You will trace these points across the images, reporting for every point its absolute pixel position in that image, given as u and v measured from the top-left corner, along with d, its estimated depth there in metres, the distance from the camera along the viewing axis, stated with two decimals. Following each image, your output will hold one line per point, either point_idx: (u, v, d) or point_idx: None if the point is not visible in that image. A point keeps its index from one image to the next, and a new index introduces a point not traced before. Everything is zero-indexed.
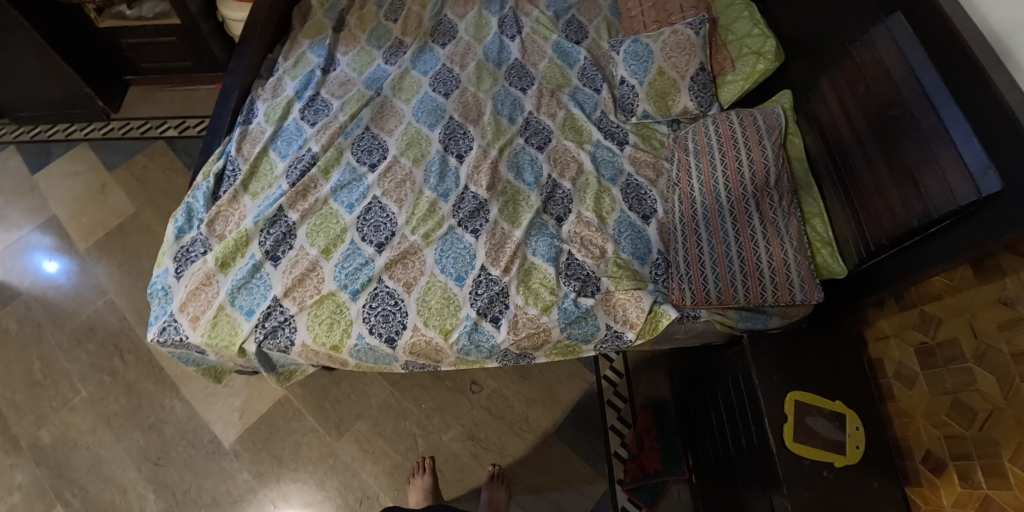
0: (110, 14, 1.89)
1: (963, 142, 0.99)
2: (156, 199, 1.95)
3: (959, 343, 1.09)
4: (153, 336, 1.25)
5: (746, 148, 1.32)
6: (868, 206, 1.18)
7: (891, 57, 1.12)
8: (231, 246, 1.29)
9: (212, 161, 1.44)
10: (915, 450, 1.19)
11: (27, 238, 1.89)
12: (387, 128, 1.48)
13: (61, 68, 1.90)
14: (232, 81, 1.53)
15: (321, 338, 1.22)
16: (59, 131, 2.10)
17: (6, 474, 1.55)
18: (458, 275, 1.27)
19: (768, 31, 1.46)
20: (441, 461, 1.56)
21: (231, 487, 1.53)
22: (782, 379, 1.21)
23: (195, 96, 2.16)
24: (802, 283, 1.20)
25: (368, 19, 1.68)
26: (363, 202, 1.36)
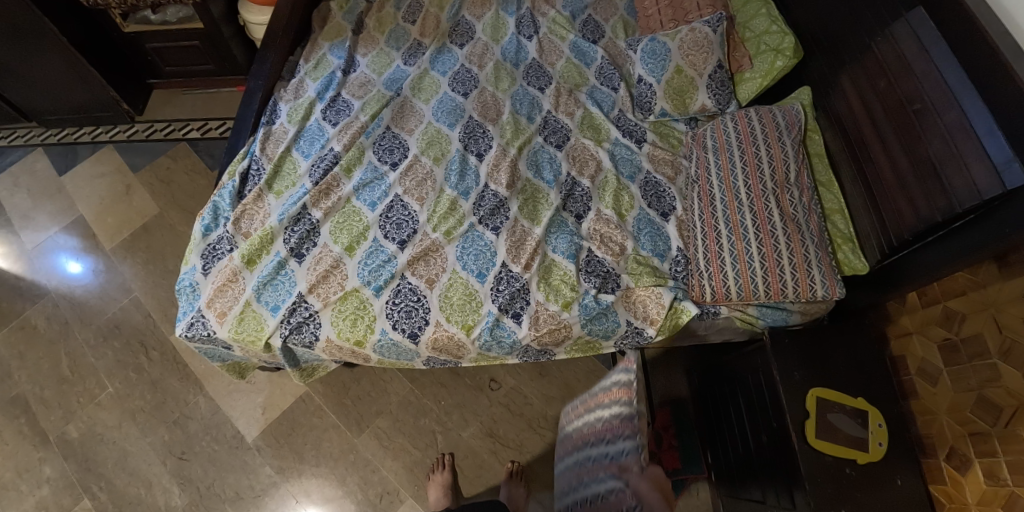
0: (135, 20, 1.94)
1: (987, 136, 0.98)
2: (179, 200, 1.98)
3: (984, 339, 1.08)
4: (181, 332, 1.27)
5: (766, 145, 1.32)
6: (889, 202, 1.18)
7: (913, 52, 1.12)
8: (257, 243, 1.31)
9: (237, 160, 1.47)
10: (939, 448, 1.18)
11: (54, 238, 1.94)
12: (407, 127, 1.50)
13: (87, 71, 1.95)
14: (256, 82, 1.56)
15: (345, 333, 1.24)
16: (85, 134, 2.15)
17: (34, 468, 1.58)
18: (479, 271, 1.29)
19: (786, 28, 1.46)
20: (461, 457, 1.57)
21: (254, 482, 1.55)
22: (803, 375, 1.20)
23: (217, 98, 2.20)
24: (823, 279, 1.20)
25: (387, 21, 1.71)
26: (385, 200, 1.38)
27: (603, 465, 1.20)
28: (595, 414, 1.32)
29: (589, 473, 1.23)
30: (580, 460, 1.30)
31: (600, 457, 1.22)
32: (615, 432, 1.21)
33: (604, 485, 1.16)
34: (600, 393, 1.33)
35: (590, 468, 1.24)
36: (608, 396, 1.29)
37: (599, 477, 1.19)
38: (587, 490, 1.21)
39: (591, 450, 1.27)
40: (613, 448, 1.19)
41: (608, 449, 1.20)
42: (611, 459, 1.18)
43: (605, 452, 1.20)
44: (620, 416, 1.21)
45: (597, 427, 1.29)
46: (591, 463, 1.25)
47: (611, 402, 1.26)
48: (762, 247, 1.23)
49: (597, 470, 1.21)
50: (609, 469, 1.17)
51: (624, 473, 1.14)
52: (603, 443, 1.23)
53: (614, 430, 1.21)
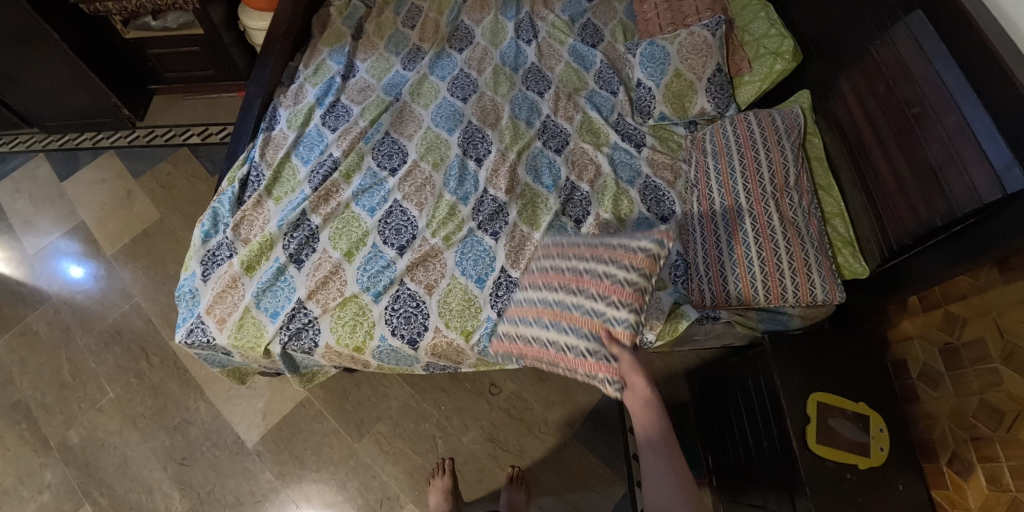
0: (136, 26, 1.97)
1: (987, 140, 0.98)
2: (180, 205, 1.99)
3: (985, 343, 1.08)
4: (181, 338, 1.27)
5: (765, 149, 1.32)
6: (889, 205, 1.18)
7: (912, 55, 1.12)
8: (257, 249, 1.31)
9: (237, 166, 1.47)
10: (940, 453, 1.17)
11: (56, 243, 1.94)
12: (406, 133, 1.50)
13: (88, 77, 1.95)
14: (255, 88, 1.57)
15: (345, 339, 1.24)
16: (86, 139, 2.16)
17: (36, 474, 1.59)
18: (478, 277, 1.29)
19: (785, 31, 1.46)
20: (461, 462, 1.57)
21: (254, 487, 1.55)
22: (804, 380, 1.20)
23: (218, 103, 2.21)
24: (823, 284, 1.20)
25: (386, 25, 1.71)
26: (384, 205, 1.38)
27: (576, 314, 1.13)
28: (578, 262, 1.19)
29: (547, 315, 1.17)
30: (530, 298, 1.21)
31: (580, 307, 1.13)
32: (610, 294, 1.12)
33: (575, 336, 1.13)
34: (601, 247, 1.18)
35: (559, 311, 1.16)
36: (603, 251, 1.17)
37: (569, 325, 1.14)
38: (532, 330, 1.18)
39: (562, 294, 1.17)
40: (604, 307, 1.12)
41: (591, 304, 1.13)
42: (595, 317, 1.12)
43: (587, 305, 1.12)
44: (633, 284, 1.11)
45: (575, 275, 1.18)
46: (553, 305, 1.16)
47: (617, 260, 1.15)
48: (762, 252, 1.23)
49: (561, 316, 1.15)
50: (585, 324, 1.13)
51: (609, 344, 1.11)
52: (592, 298, 1.13)
53: (612, 293, 1.12)
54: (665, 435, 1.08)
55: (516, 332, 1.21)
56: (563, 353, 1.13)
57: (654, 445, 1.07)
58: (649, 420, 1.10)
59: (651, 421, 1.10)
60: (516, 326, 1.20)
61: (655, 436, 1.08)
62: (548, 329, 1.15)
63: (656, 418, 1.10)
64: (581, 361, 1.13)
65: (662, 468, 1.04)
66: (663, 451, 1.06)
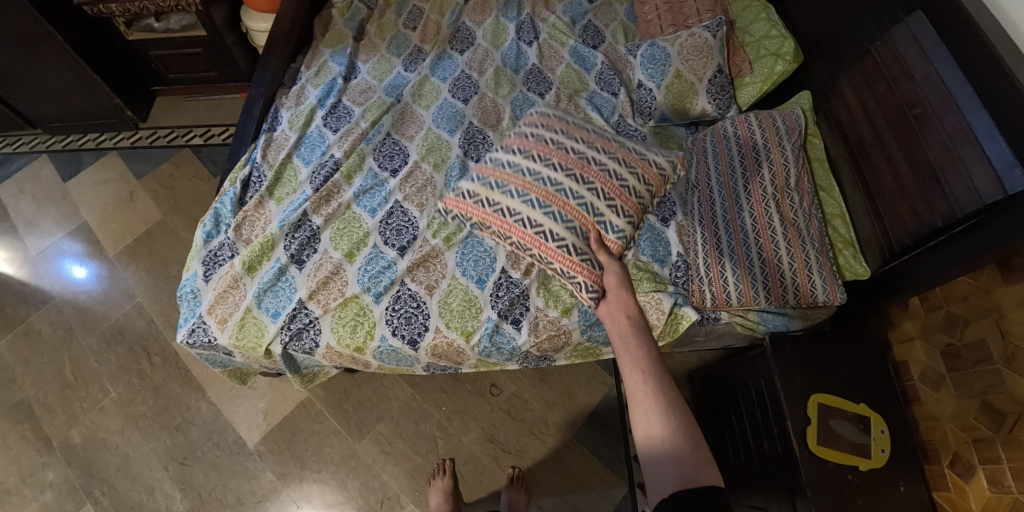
0: (139, 27, 1.96)
1: (988, 141, 0.98)
2: (182, 206, 2.00)
3: (987, 345, 1.08)
4: (182, 338, 1.28)
5: (765, 151, 1.33)
6: (890, 206, 1.18)
7: (912, 56, 1.12)
8: (258, 250, 1.32)
9: (239, 167, 1.47)
10: (942, 455, 1.17)
11: (59, 244, 1.95)
12: (408, 134, 1.51)
13: (91, 78, 1.96)
14: (257, 89, 1.57)
15: (345, 339, 1.25)
16: (89, 140, 2.17)
17: (38, 473, 1.59)
18: (478, 277, 1.29)
19: (786, 33, 1.46)
20: (462, 463, 1.57)
21: (255, 487, 1.55)
22: (804, 380, 1.20)
23: (220, 105, 2.22)
24: (824, 285, 1.21)
25: (388, 27, 1.72)
26: (385, 206, 1.39)
27: (570, 204, 1.19)
28: (587, 149, 1.26)
29: (537, 193, 1.20)
30: (523, 169, 1.23)
31: (580, 198, 1.20)
32: (613, 195, 1.21)
33: (561, 224, 1.17)
34: (614, 145, 1.27)
35: (551, 193, 1.20)
36: (618, 152, 1.26)
37: (558, 212, 1.18)
38: (510, 200, 1.22)
39: (564, 179, 1.21)
40: (602, 207, 1.20)
41: (591, 199, 1.20)
42: (589, 213, 1.19)
43: (589, 198, 1.19)
44: (638, 196, 1.24)
45: (579, 163, 1.24)
46: (549, 185, 1.19)
47: (630, 166, 1.26)
48: (762, 252, 1.24)
49: (551, 200, 1.19)
50: (576, 217, 1.18)
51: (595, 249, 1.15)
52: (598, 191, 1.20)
53: (617, 199, 1.21)
54: (660, 381, 0.85)
55: (489, 196, 1.24)
56: (535, 234, 1.18)
57: (645, 393, 0.85)
58: (642, 361, 0.88)
59: (644, 364, 0.87)
60: (491, 190, 1.24)
61: (648, 383, 0.85)
62: (533, 206, 1.19)
63: (648, 357, 0.88)
64: (558, 253, 1.16)
65: (656, 422, 0.83)
66: (657, 403, 0.84)
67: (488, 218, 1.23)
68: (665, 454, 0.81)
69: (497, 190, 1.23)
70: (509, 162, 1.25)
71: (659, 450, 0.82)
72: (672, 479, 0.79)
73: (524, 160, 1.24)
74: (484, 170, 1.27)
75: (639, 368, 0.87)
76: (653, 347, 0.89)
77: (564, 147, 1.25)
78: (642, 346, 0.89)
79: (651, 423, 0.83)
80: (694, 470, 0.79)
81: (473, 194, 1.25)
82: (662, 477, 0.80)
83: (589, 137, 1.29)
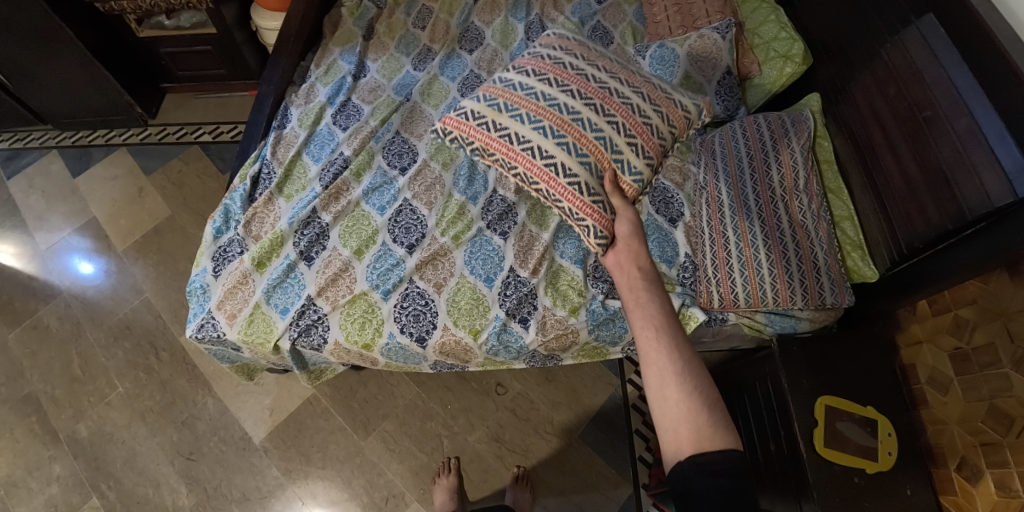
0: (150, 25, 1.98)
1: (999, 144, 0.98)
2: (190, 202, 2.01)
3: (995, 348, 1.07)
4: (191, 333, 1.29)
5: (775, 152, 1.33)
6: (900, 210, 1.18)
7: (923, 58, 1.12)
8: (267, 246, 1.32)
9: (249, 164, 1.48)
10: (949, 459, 1.16)
11: (68, 239, 1.96)
12: (416, 133, 1.51)
13: (101, 74, 1.97)
14: (267, 88, 1.59)
15: (353, 336, 1.25)
16: (99, 136, 2.18)
17: (45, 466, 1.60)
18: (487, 276, 1.29)
19: (796, 34, 1.48)
20: (466, 462, 1.57)
21: (261, 483, 1.56)
22: (811, 382, 1.20)
23: (229, 102, 2.23)
24: (832, 287, 1.22)
25: (397, 26, 1.73)
26: (394, 204, 1.39)
27: (586, 135, 1.22)
28: (612, 80, 1.27)
29: (551, 120, 1.22)
30: (537, 93, 1.25)
31: (598, 131, 1.22)
32: (635, 133, 1.24)
33: (575, 157, 1.21)
34: (641, 79, 1.29)
35: (567, 121, 1.22)
36: (642, 87, 1.28)
37: (573, 143, 1.21)
38: (519, 125, 1.24)
39: (583, 108, 1.23)
40: (621, 144, 1.23)
41: (611, 133, 1.22)
42: (606, 150, 1.22)
43: (609, 133, 1.22)
44: (661, 137, 1.26)
45: (600, 93, 1.25)
46: (565, 113, 1.22)
47: (654, 103, 1.27)
48: (771, 254, 1.23)
49: (566, 129, 1.21)
50: (592, 151, 1.21)
51: (608, 193, 1.20)
52: (619, 123, 1.23)
53: (639, 138, 1.24)
54: (673, 339, 0.90)
55: (496, 119, 1.26)
56: (546, 166, 1.22)
57: (659, 351, 0.90)
58: (654, 318, 0.93)
59: (658, 323, 0.92)
60: (498, 113, 1.26)
61: (663, 341, 0.90)
62: (546, 133, 1.22)
63: (662, 315, 0.93)
64: (568, 191, 1.21)
65: (671, 382, 0.87)
66: (672, 361, 0.88)
67: (494, 143, 1.26)
68: (680, 412, 0.85)
69: (505, 112, 1.26)
70: (522, 85, 1.27)
71: (675, 409, 0.86)
72: (688, 439, 0.84)
73: (539, 83, 1.26)
74: (493, 91, 1.29)
75: (652, 325, 0.92)
76: (665, 309, 0.94)
77: (583, 74, 1.26)
78: (656, 304, 0.95)
79: (666, 379, 0.87)
80: (710, 431, 0.84)
81: (478, 115, 1.28)
82: (678, 435, 0.85)
83: (611, 66, 1.30)
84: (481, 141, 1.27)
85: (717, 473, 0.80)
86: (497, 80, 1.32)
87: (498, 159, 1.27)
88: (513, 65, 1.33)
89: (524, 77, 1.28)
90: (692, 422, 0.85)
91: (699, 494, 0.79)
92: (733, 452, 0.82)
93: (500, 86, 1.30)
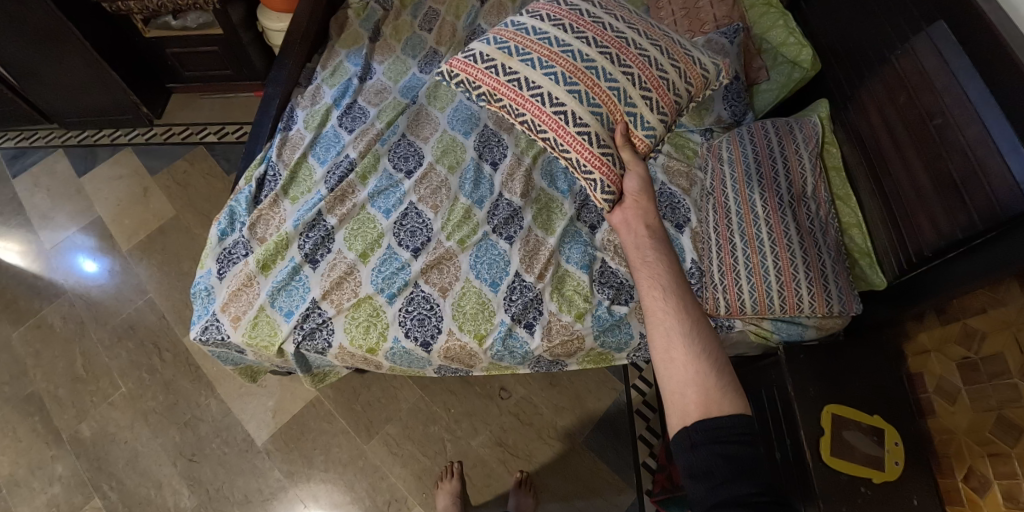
0: (157, 25, 1.98)
1: (1010, 153, 0.96)
2: (195, 203, 2.01)
3: (1004, 359, 1.06)
4: (195, 335, 1.28)
5: (782, 157, 1.33)
6: (909, 218, 1.17)
7: (933, 64, 1.11)
8: (272, 248, 1.32)
9: (254, 166, 1.48)
10: (956, 469, 1.15)
11: (72, 238, 1.96)
12: (422, 135, 1.51)
13: (108, 73, 1.98)
14: (273, 88, 1.58)
15: (358, 340, 1.25)
16: (105, 136, 2.18)
17: (47, 466, 1.60)
18: (492, 281, 1.29)
19: (803, 40, 1.47)
20: (470, 466, 1.57)
21: (263, 485, 1.56)
22: (818, 391, 1.19)
23: (235, 103, 2.23)
24: (840, 294, 1.21)
25: (403, 29, 1.72)
26: (400, 207, 1.38)
27: (600, 84, 1.21)
28: (628, 31, 1.26)
29: (564, 67, 1.21)
30: (551, 38, 1.23)
31: (613, 82, 1.21)
32: (650, 86, 1.22)
33: (587, 107, 1.20)
34: (659, 33, 1.28)
35: (580, 68, 1.21)
36: (662, 41, 1.27)
37: (586, 92, 1.20)
38: (530, 70, 1.23)
39: (598, 56, 1.22)
40: (635, 96, 1.21)
41: (625, 84, 1.21)
42: (620, 101, 1.21)
43: (624, 83, 1.20)
44: (676, 93, 1.24)
45: (616, 43, 1.24)
46: (579, 61, 1.21)
47: (672, 58, 1.26)
48: (778, 260, 1.22)
49: (579, 76, 1.20)
50: (604, 101, 1.20)
51: (619, 145, 1.21)
52: (632, 70, 1.22)
53: (654, 92, 1.22)
54: (681, 301, 0.93)
55: (506, 62, 1.25)
56: (556, 113, 1.21)
57: (666, 311, 0.93)
58: (660, 278, 0.97)
59: (665, 283, 0.96)
60: (508, 57, 1.25)
61: (669, 303, 0.93)
62: (557, 79, 1.21)
63: (669, 274, 0.97)
64: (578, 140, 1.20)
65: (678, 343, 0.89)
66: (679, 322, 0.91)
67: (502, 88, 1.26)
68: (688, 375, 0.87)
69: (516, 56, 1.25)
70: (535, 29, 1.26)
71: (681, 370, 0.87)
72: (695, 405, 0.85)
73: (553, 28, 1.25)
74: (504, 34, 1.28)
75: (659, 286, 0.96)
76: (671, 268, 0.98)
77: (600, 22, 1.26)
78: (662, 264, 0.99)
79: (673, 342, 0.89)
80: (718, 395, 0.84)
81: (487, 57, 1.27)
82: (685, 399, 0.86)
83: (628, 17, 1.29)
84: (490, 85, 1.26)
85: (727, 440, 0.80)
86: (510, 23, 1.31)
87: (506, 105, 1.27)
88: (528, 10, 1.32)
89: (537, 21, 1.27)
90: (700, 383, 0.86)
91: (708, 461, 0.80)
92: (742, 414, 0.82)
93: (512, 30, 1.28)
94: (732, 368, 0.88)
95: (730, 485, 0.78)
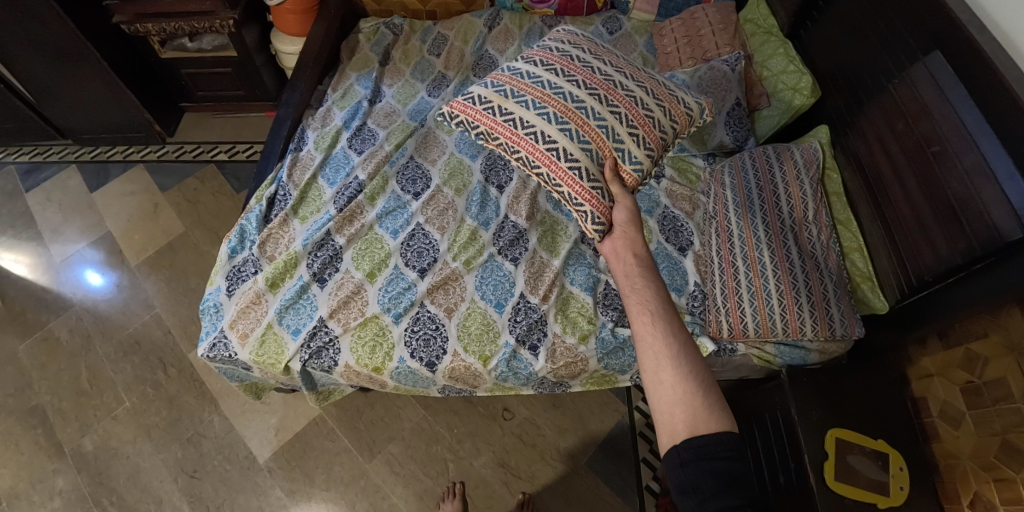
0: (173, 46, 2.04)
1: (1008, 181, 0.98)
2: (204, 219, 2.04)
3: (1007, 383, 1.06)
4: (203, 352, 1.30)
5: (783, 183, 1.35)
6: (910, 243, 1.19)
7: (931, 95, 1.13)
8: (281, 267, 1.34)
9: (265, 186, 1.50)
10: (962, 495, 1.14)
11: (81, 252, 1.99)
12: (430, 157, 1.53)
13: (123, 92, 2.02)
14: (286, 110, 1.60)
15: (364, 359, 1.26)
16: (118, 152, 2.22)
17: (48, 480, 1.60)
18: (497, 302, 1.30)
19: (803, 68, 1.50)
20: (472, 487, 1.56)
21: (264, 503, 1.55)
22: (821, 415, 1.19)
23: (246, 123, 2.28)
24: (842, 318, 1.22)
25: (412, 53, 1.77)
26: (407, 228, 1.41)
27: (589, 124, 1.24)
28: (617, 76, 1.30)
29: (555, 107, 1.25)
30: (543, 82, 1.28)
31: (602, 121, 1.24)
32: (636, 123, 1.25)
33: (577, 143, 1.23)
34: (644, 74, 1.33)
35: (570, 109, 1.24)
36: (647, 82, 1.31)
37: (576, 130, 1.23)
38: (525, 111, 1.26)
39: (587, 97, 1.25)
40: (622, 133, 1.25)
41: (613, 122, 1.24)
42: (608, 138, 1.24)
43: (611, 121, 1.24)
44: (662, 130, 1.28)
45: (604, 85, 1.28)
46: (569, 101, 1.24)
47: (657, 98, 1.30)
48: (780, 285, 1.23)
49: (570, 116, 1.24)
50: (593, 139, 1.23)
51: (608, 179, 1.22)
52: (620, 111, 1.25)
53: (640, 129, 1.26)
54: (669, 323, 0.93)
55: (502, 104, 1.29)
56: (548, 150, 1.24)
57: (655, 336, 0.92)
58: (650, 304, 0.96)
59: (652, 307, 0.95)
60: (504, 98, 1.29)
61: (658, 326, 0.93)
62: (549, 119, 1.24)
63: (656, 300, 0.96)
64: (568, 176, 1.23)
65: (667, 365, 0.89)
66: (668, 346, 0.91)
67: (499, 128, 1.29)
68: (675, 397, 0.87)
69: (511, 98, 1.28)
70: (530, 74, 1.30)
71: (670, 391, 0.88)
72: (683, 423, 0.85)
73: (545, 73, 1.29)
74: (501, 79, 1.32)
75: (648, 311, 0.95)
76: (659, 292, 0.97)
77: (589, 66, 1.30)
78: (650, 290, 0.97)
79: (661, 365, 0.90)
80: (705, 415, 0.85)
81: (484, 100, 1.31)
82: (673, 418, 0.86)
83: (617, 62, 1.34)
84: (486, 126, 1.30)
85: (715, 455, 0.82)
86: (506, 69, 1.35)
87: (502, 143, 1.31)
88: (523, 57, 1.36)
89: (531, 67, 1.31)
90: (687, 405, 0.86)
91: (698, 477, 0.80)
92: (729, 432, 0.83)
93: (508, 74, 1.33)
94: (718, 390, 0.88)
95: (715, 499, 0.79)
